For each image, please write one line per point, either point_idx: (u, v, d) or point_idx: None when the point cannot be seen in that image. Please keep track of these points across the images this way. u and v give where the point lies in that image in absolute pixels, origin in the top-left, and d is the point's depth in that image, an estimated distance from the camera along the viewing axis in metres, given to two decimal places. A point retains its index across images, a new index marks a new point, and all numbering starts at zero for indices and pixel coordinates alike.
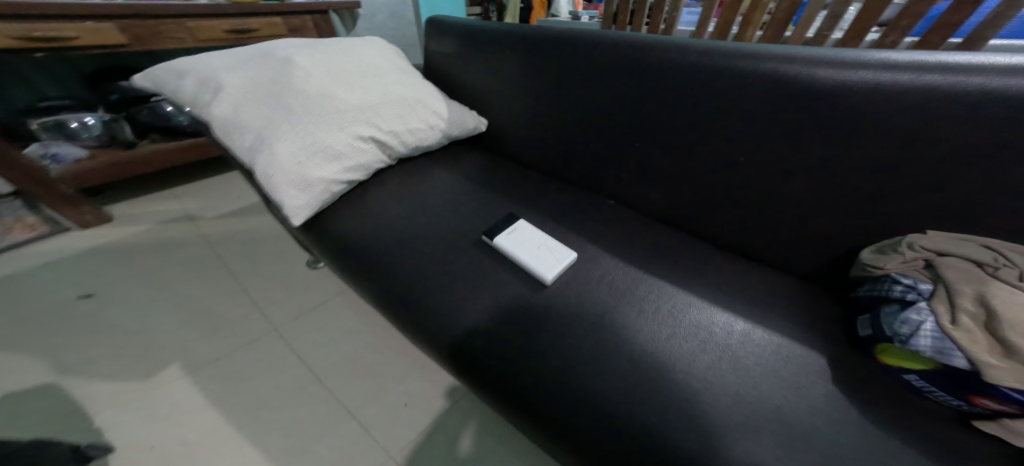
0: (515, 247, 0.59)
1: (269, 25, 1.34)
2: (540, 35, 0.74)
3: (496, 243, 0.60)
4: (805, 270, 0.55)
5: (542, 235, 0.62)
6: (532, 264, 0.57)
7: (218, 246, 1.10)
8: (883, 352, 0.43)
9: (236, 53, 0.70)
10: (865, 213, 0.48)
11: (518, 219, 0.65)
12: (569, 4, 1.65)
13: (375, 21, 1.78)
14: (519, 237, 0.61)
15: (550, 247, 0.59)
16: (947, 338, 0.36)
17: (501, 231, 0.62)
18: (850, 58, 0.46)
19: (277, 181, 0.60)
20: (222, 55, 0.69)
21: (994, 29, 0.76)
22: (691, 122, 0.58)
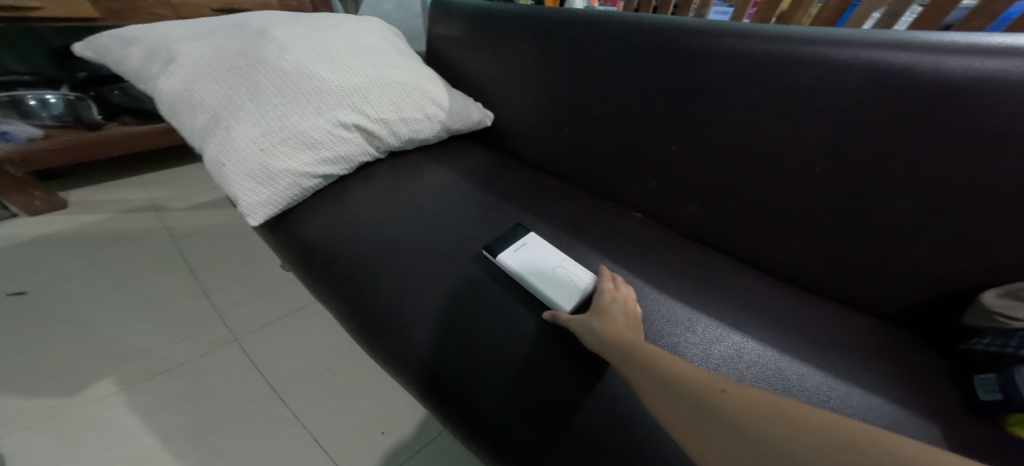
0: (524, 267, 0.48)
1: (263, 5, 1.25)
2: (564, 18, 0.64)
3: (499, 260, 0.49)
4: (884, 308, 0.45)
5: (556, 253, 0.51)
6: (547, 290, 0.45)
7: (183, 240, 0.97)
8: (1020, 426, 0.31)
9: (202, 22, 0.60)
10: (980, 242, 0.37)
11: (527, 232, 0.54)
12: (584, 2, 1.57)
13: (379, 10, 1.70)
14: (529, 255, 0.50)
15: (567, 268, 0.48)
16: None
17: (506, 245, 0.51)
18: (985, 45, 0.36)
19: (231, 172, 0.49)
20: (184, 24, 0.59)
21: None
22: (748, 121, 0.48)
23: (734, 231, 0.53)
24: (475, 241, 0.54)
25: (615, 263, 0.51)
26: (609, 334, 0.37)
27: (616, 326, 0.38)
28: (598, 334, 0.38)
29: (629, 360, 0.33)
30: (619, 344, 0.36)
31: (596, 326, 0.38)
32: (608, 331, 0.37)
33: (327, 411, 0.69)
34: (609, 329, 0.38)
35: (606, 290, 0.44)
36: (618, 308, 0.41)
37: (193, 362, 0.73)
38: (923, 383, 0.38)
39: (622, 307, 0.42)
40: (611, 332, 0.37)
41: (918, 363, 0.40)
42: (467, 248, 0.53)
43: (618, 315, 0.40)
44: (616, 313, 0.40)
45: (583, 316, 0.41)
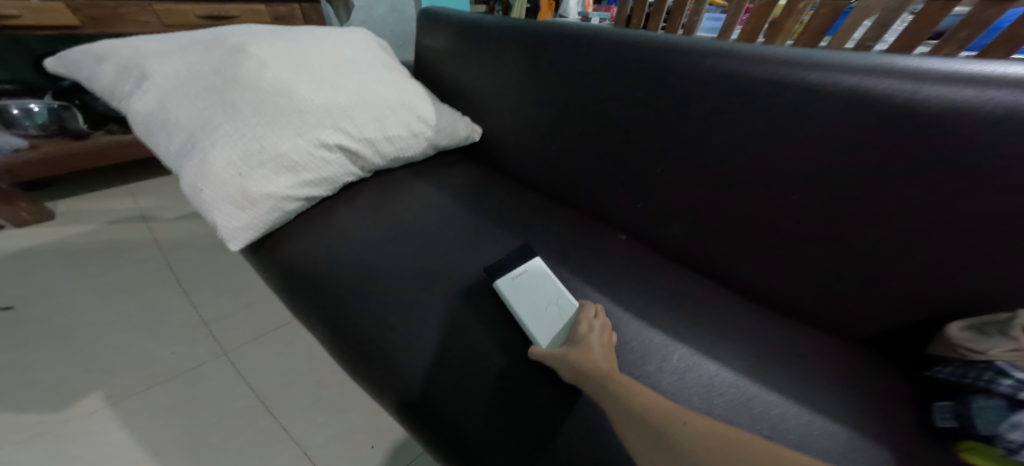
0: (519, 298, 0.47)
1: (252, 12, 1.24)
2: (551, 33, 0.65)
3: (496, 284, 0.49)
4: (858, 334, 0.46)
5: (556, 288, 0.50)
6: (537, 327, 0.45)
7: (172, 252, 0.97)
8: (968, 452, 0.31)
9: (179, 39, 0.59)
10: (948, 272, 0.38)
11: (535, 259, 0.53)
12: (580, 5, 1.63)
13: (372, 14, 1.66)
14: (526, 285, 0.49)
15: (562, 308, 0.47)
16: None
17: (505, 272, 0.50)
18: (956, 74, 0.36)
19: (208, 197, 0.49)
20: (160, 40, 0.58)
21: None
22: (729, 145, 0.49)
23: (715, 253, 0.54)
24: (458, 264, 0.55)
25: (597, 287, 0.52)
26: (583, 367, 0.37)
27: (590, 357, 0.39)
28: (575, 366, 0.38)
29: (603, 389, 0.35)
30: (592, 376, 0.36)
31: (570, 358, 0.39)
32: (582, 365, 0.38)
33: (316, 425, 0.69)
34: (583, 363, 0.38)
35: (582, 320, 0.44)
36: (594, 337, 0.41)
37: (182, 376, 0.73)
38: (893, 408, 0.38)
39: (598, 336, 0.42)
40: (588, 363, 0.38)
41: (890, 389, 0.40)
42: (451, 270, 0.54)
43: (594, 344, 0.41)
44: (592, 344, 0.40)
45: (563, 350, 0.40)
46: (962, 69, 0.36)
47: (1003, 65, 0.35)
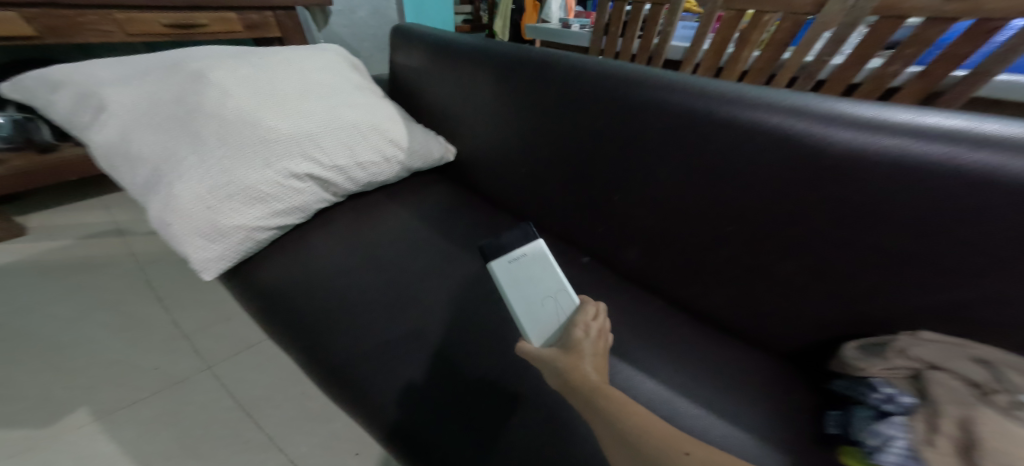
0: (513, 287, 0.44)
1: (221, 20, 1.29)
2: (516, 57, 0.68)
3: (491, 268, 0.44)
4: (786, 351, 0.51)
5: (555, 278, 0.46)
6: (530, 322, 0.43)
7: (149, 266, 0.99)
8: (846, 455, 0.39)
9: (138, 65, 0.60)
10: (854, 297, 0.43)
11: (536, 241, 0.47)
12: (561, 9, 1.91)
13: (353, 18, 1.80)
14: (524, 271, 0.45)
15: (559, 303, 0.45)
16: (916, 459, 0.32)
17: (504, 253, 0.45)
18: (855, 118, 0.41)
19: (178, 230, 0.51)
20: (117, 66, 0.58)
21: (1003, 63, 0.75)
22: (673, 175, 0.53)
23: (666, 276, 0.58)
24: (429, 287, 0.58)
25: None
26: (569, 375, 0.36)
27: (579, 364, 0.37)
28: (564, 376, 0.37)
29: (590, 407, 0.33)
30: (576, 387, 0.35)
31: (558, 362, 0.38)
32: (569, 371, 0.37)
33: (302, 435, 0.72)
34: (571, 371, 0.37)
35: (580, 324, 0.42)
36: (586, 343, 0.40)
37: (166, 391, 0.75)
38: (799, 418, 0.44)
39: (591, 341, 0.40)
40: (578, 374, 0.36)
41: (806, 400, 0.46)
42: (422, 295, 0.57)
43: (587, 353, 0.39)
44: (584, 350, 0.39)
45: (554, 354, 0.39)
46: (864, 115, 0.41)
47: (892, 112, 0.40)
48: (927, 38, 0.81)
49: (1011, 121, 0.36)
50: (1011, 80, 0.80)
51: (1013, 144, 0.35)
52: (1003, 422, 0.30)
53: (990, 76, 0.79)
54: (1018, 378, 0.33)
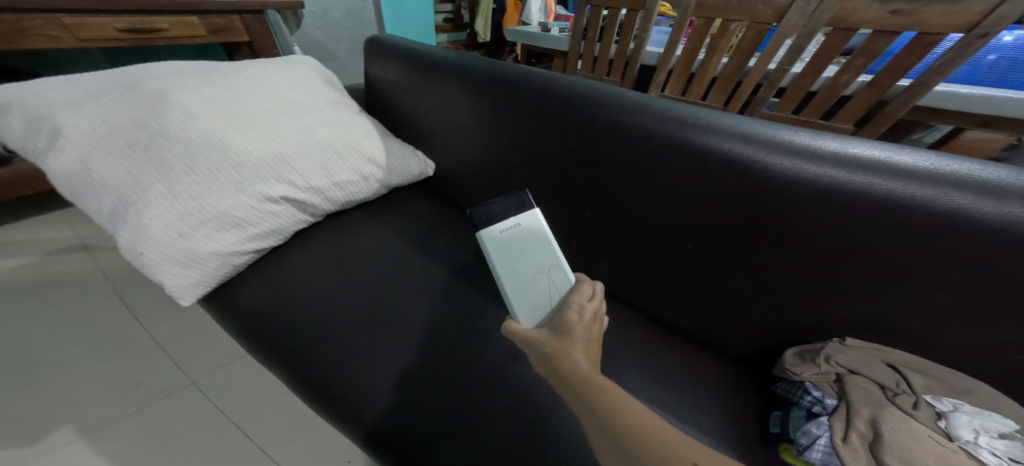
0: (503, 256, 0.49)
1: (183, 24, 1.32)
2: (488, 74, 0.70)
3: (480, 236, 0.48)
4: (739, 355, 0.57)
5: (546, 251, 0.50)
6: (511, 290, 0.48)
7: (119, 283, 0.96)
8: (785, 452, 0.44)
9: (87, 80, 0.56)
10: (794, 310, 0.48)
11: (530, 213, 0.51)
12: (540, 11, 2.03)
13: (329, 20, 1.87)
14: (516, 242, 0.50)
15: (549, 279, 0.49)
16: (835, 454, 0.38)
17: (496, 223, 0.49)
18: (793, 147, 0.45)
19: (151, 260, 0.51)
20: (62, 81, 0.54)
21: (942, 74, 0.81)
22: (637, 195, 0.56)
23: (634, 287, 0.62)
24: (410, 305, 0.60)
25: None
26: (558, 362, 0.39)
27: (569, 350, 0.39)
28: (553, 363, 0.39)
29: (578, 393, 0.35)
30: (565, 373, 0.37)
31: (549, 348, 0.40)
32: (559, 360, 0.39)
33: (293, 444, 0.74)
34: (561, 358, 0.39)
35: (575, 305, 0.45)
36: (579, 328, 0.42)
37: (151, 408, 0.75)
38: (748, 420, 0.50)
39: (584, 325, 0.42)
40: (567, 361, 0.38)
41: (752, 403, 0.52)
42: (405, 313, 0.59)
43: (578, 338, 0.41)
44: (576, 334, 0.41)
45: (548, 341, 0.41)
46: (802, 143, 0.45)
47: (824, 140, 0.45)
48: (874, 50, 0.87)
49: (923, 152, 0.41)
50: (947, 89, 0.86)
51: (914, 174, 0.39)
52: (901, 421, 0.37)
53: (929, 87, 0.85)
54: (915, 383, 0.40)
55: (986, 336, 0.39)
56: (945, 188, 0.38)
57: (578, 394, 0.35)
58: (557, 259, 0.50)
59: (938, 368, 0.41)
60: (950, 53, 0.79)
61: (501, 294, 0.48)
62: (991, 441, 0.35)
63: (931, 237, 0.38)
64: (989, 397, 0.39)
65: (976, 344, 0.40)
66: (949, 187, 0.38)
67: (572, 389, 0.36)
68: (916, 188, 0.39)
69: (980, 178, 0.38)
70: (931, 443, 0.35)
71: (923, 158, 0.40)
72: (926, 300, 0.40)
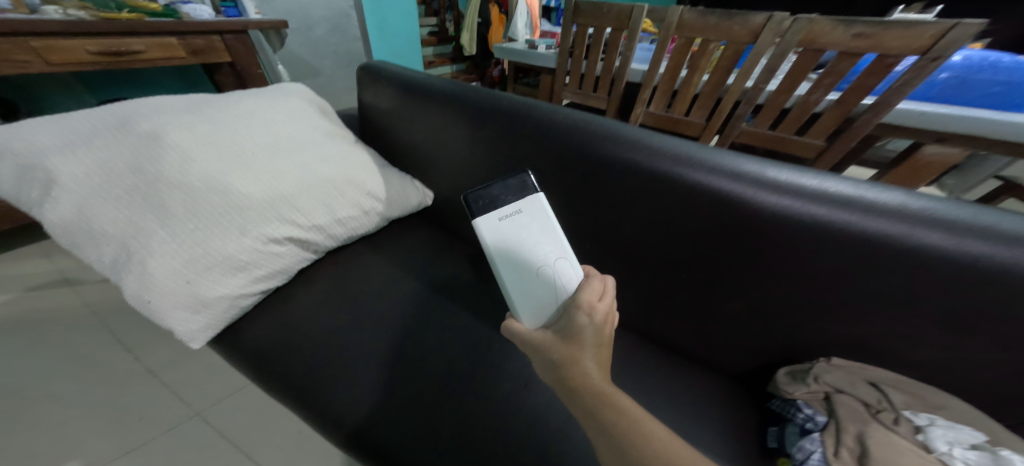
0: (501, 245, 0.44)
1: (161, 46, 1.29)
2: (484, 105, 0.71)
3: (476, 224, 0.44)
4: (737, 372, 0.60)
5: (551, 242, 0.45)
6: (512, 286, 0.44)
7: (107, 316, 0.90)
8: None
9: (74, 121, 0.53)
10: (783, 332, 0.52)
11: (533, 198, 0.46)
12: (525, 27, 2.09)
13: (311, 36, 1.91)
14: (516, 230, 0.45)
15: (555, 272, 0.44)
16: None
17: (493, 210, 0.45)
18: (776, 182, 0.49)
19: (158, 307, 0.50)
20: (49, 124, 0.51)
21: (899, 95, 0.88)
22: (634, 225, 0.59)
23: (635, 311, 0.65)
24: (418, 336, 0.60)
25: None
26: (564, 373, 0.37)
27: (577, 360, 0.37)
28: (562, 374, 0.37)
29: (588, 409, 0.35)
30: (574, 385, 0.36)
31: (554, 355, 0.38)
32: (566, 370, 0.37)
33: None
34: (569, 369, 0.37)
35: (586, 307, 0.40)
36: (589, 333, 0.39)
37: (156, 440, 0.69)
38: (748, 436, 0.53)
39: (595, 328, 0.39)
40: (577, 373, 0.37)
41: (751, 420, 0.55)
42: (414, 344, 0.59)
43: (588, 344, 0.38)
44: (584, 340, 0.38)
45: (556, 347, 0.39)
46: (786, 179, 0.49)
47: (803, 177, 0.48)
48: (840, 70, 0.93)
49: (889, 189, 0.45)
50: (907, 107, 0.92)
51: (882, 210, 0.43)
52: (884, 436, 0.41)
53: (890, 106, 0.90)
54: (895, 400, 0.44)
55: (956, 356, 0.43)
56: (914, 225, 0.42)
57: (592, 413, 0.34)
58: (563, 251, 0.45)
59: (914, 385, 0.45)
60: (907, 74, 0.85)
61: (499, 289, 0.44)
62: (963, 452, 0.38)
63: (898, 268, 0.42)
64: (960, 410, 0.43)
65: (945, 361, 0.44)
66: (917, 224, 0.42)
67: (584, 404, 0.35)
68: (884, 224, 0.43)
69: (942, 215, 0.42)
70: (911, 453, 0.38)
71: (888, 195, 0.44)
72: (900, 324, 0.44)
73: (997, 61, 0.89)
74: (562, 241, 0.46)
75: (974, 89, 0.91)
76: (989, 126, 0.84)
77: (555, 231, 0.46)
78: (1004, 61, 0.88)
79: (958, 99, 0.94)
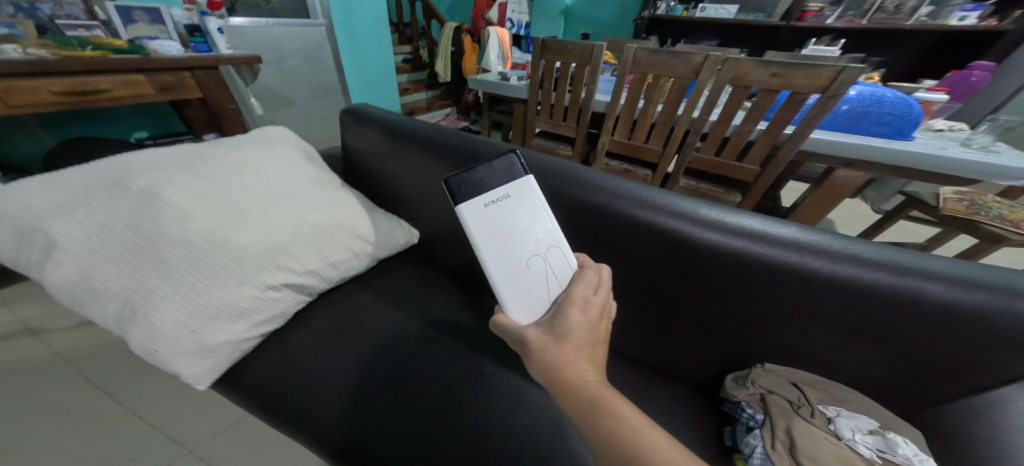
0: (487, 228, 0.49)
1: (128, 84, 1.28)
2: (464, 150, 0.78)
3: (459, 209, 0.48)
4: (696, 380, 0.69)
5: (536, 226, 0.50)
6: (501, 278, 0.48)
7: (79, 364, 0.88)
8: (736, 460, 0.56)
9: (66, 181, 0.54)
10: (727, 344, 0.62)
11: (522, 184, 0.50)
12: (498, 58, 2.23)
13: (284, 66, 1.97)
14: (501, 214, 0.50)
15: (545, 261, 0.49)
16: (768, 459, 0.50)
17: (478, 195, 0.49)
18: (714, 221, 0.59)
19: (166, 356, 0.53)
20: (40, 184, 0.52)
21: (810, 127, 1.03)
22: (601, 258, 0.68)
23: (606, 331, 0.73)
24: (411, 367, 0.65)
25: (527, 375, 0.66)
26: (558, 374, 0.39)
27: (572, 360, 0.39)
28: (552, 375, 0.40)
29: (587, 417, 0.36)
30: (568, 386, 0.38)
31: (548, 356, 0.41)
32: (561, 371, 0.39)
33: None
34: (564, 370, 0.39)
35: (580, 302, 0.44)
36: (583, 330, 0.41)
37: None
38: (708, 436, 0.61)
39: (590, 323, 0.42)
40: (566, 373, 0.39)
41: (710, 422, 0.64)
42: (408, 375, 0.63)
43: (580, 340, 0.41)
44: (578, 338, 0.41)
45: (550, 345, 0.41)
46: (719, 218, 0.59)
47: (734, 216, 0.58)
48: (764, 103, 1.09)
49: (797, 228, 0.56)
50: (818, 137, 1.08)
51: (792, 245, 0.54)
52: (806, 428, 0.50)
53: (803, 138, 1.06)
54: (811, 396, 0.54)
55: (855, 358, 0.53)
56: (814, 257, 0.53)
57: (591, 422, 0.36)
58: (547, 235, 0.50)
59: (827, 383, 0.56)
60: (814, 109, 1.01)
61: (484, 274, 0.49)
62: (862, 437, 0.48)
63: (807, 292, 0.53)
64: (859, 402, 0.53)
65: (848, 363, 0.54)
66: (815, 256, 0.53)
67: (582, 412, 0.36)
68: (794, 256, 0.53)
69: (833, 248, 0.53)
70: (827, 442, 0.48)
71: (796, 232, 0.55)
72: (812, 335, 0.55)
73: (885, 95, 1.04)
74: (547, 225, 0.50)
75: (870, 119, 1.07)
76: (876, 152, 1.00)
77: (540, 214, 0.51)
78: (888, 96, 1.03)
79: (859, 128, 1.10)
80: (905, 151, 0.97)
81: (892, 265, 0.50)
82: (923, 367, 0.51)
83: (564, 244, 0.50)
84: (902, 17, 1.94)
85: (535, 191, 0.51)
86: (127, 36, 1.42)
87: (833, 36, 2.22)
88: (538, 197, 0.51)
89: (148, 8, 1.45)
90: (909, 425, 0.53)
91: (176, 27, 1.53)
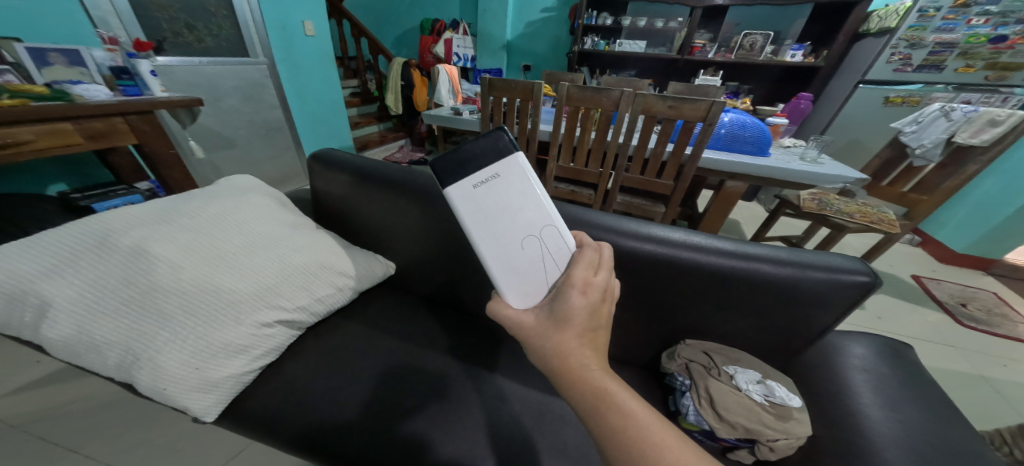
0: (476, 206, 0.53)
1: (53, 134, 1.20)
2: (428, 187, 0.89)
3: (449, 193, 0.53)
4: (640, 362, 0.86)
5: (526, 208, 0.55)
6: (497, 260, 0.53)
7: (36, 426, 0.81)
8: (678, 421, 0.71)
9: (50, 246, 0.57)
10: (657, 330, 0.79)
11: (506, 162, 0.55)
12: (449, 93, 2.41)
13: (222, 105, 1.93)
14: (490, 192, 0.54)
15: (539, 238, 0.54)
16: (698, 416, 0.66)
17: (466, 176, 0.54)
18: (637, 234, 0.76)
19: (174, 394, 0.58)
20: (28, 251, 0.55)
21: (700, 149, 1.30)
22: None
23: None
24: (399, 385, 0.72)
25: (504, 377, 0.77)
26: (561, 361, 0.45)
27: (574, 349, 0.45)
28: (557, 367, 0.45)
29: (592, 407, 0.43)
30: (572, 374, 0.45)
31: (549, 343, 0.46)
32: (564, 358, 0.45)
33: None
34: (567, 358, 0.45)
35: (581, 287, 0.48)
36: (584, 315, 0.47)
37: None
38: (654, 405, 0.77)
39: (591, 306, 0.47)
40: (571, 365, 0.45)
41: (653, 393, 0.80)
42: (398, 391, 0.71)
43: (579, 324, 0.46)
44: (578, 324, 0.46)
45: (553, 333, 0.47)
46: (640, 230, 0.77)
47: (651, 228, 0.77)
48: (666, 129, 1.35)
49: (697, 233, 0.75)
50: (708, 157, 1.35)
51: (695, 247, 0.72)
52: (717, 385, 0.67)
53: (697, 159, 1.32)
54: (717, 360, 0.71)
55: (743, 328, 0.73)
56: (711, 255, 0.71)
57: (598, 415, 0.43)
58: (540, 215, 0.55)
59: (729, 350, 0.74)
60: (703, 136, 1.28)
61: (478, 257, 0.53)
62: (753, 386, 0.66)
63: (710, 284, 0.71)
64: (747, 359, 0.72)
65: (740, 332, 0.74)
66: (711, 254, 0.71)
67: (589, 405, 0.43)
68: (696, 255, 0.71)
69: (723, 247, 0.72)
70: (732, 395, 0.65)
71: (696, 237, 0.74)
72: (712, 315, 0.73)
73: (746, 121, 1.36)
74: (537, 205, 0.55)
75: (740, 141, 1.37)
76: (749, 168, 1.29)
77: (530, 192, 0.55)
78: (749, 122, 1.35)
79: (734, 148, 1.39)
80: (767, 166, 1.26)
81: (741, 255, 0.70)
82: (785, 330, 0.71)
83: (557, 223, 0.56)
84: (756, 53, 2.46)
85: (523, 168, 0.56)
86: (42, 80, 1.28)
87: (715, 68, 2.70)
88: (525, 174, 0.56)
89: (65, 50, 1.34)
90: (782, 374, 0.73)
91: (99, 69, 1.42)
